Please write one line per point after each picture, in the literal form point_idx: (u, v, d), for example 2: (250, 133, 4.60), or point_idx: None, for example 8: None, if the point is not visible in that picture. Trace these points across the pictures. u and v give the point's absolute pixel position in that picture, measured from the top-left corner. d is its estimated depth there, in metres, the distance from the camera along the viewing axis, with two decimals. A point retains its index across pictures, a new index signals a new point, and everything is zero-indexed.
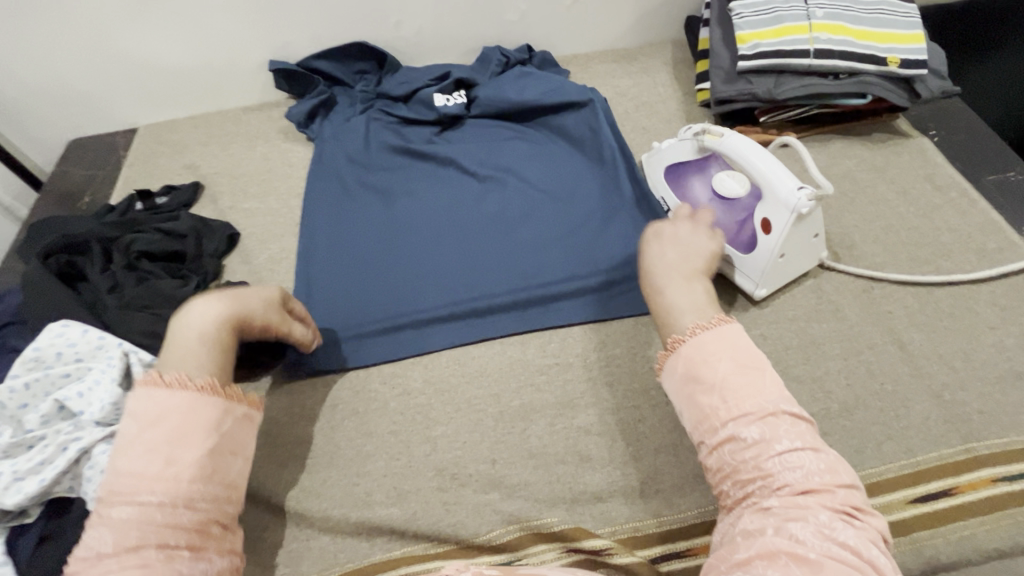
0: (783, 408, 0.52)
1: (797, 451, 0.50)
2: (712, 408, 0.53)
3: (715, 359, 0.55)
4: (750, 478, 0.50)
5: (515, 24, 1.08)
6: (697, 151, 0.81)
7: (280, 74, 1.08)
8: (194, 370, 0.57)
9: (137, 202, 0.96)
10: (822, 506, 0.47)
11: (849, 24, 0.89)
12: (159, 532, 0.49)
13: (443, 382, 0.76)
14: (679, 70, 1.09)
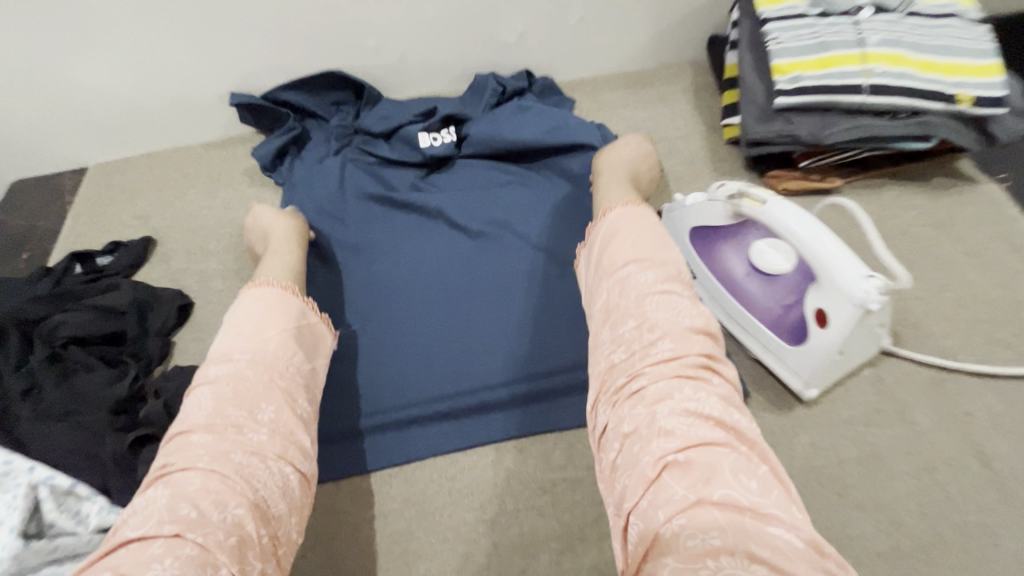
0: (665, 287, 0.54)
1: (665, 319, 0.52)
2: (615, 272, 0.58)
3: (621, 234, 0.61)
4: (629, 364, 0.51)
5: (511, 46, 0.93)
6: (731, 217, 0.66)
7: (242, 108, 0.93)
8: (257, 311, 0.61)
9: (75, 265, 0.83)
10: (681, 362, 0.49)
11: (908, 51, 0.74)
12: (236, 417, 0.51)
13: (428, 502, 0.63)
14: (701, 98, 0.95)
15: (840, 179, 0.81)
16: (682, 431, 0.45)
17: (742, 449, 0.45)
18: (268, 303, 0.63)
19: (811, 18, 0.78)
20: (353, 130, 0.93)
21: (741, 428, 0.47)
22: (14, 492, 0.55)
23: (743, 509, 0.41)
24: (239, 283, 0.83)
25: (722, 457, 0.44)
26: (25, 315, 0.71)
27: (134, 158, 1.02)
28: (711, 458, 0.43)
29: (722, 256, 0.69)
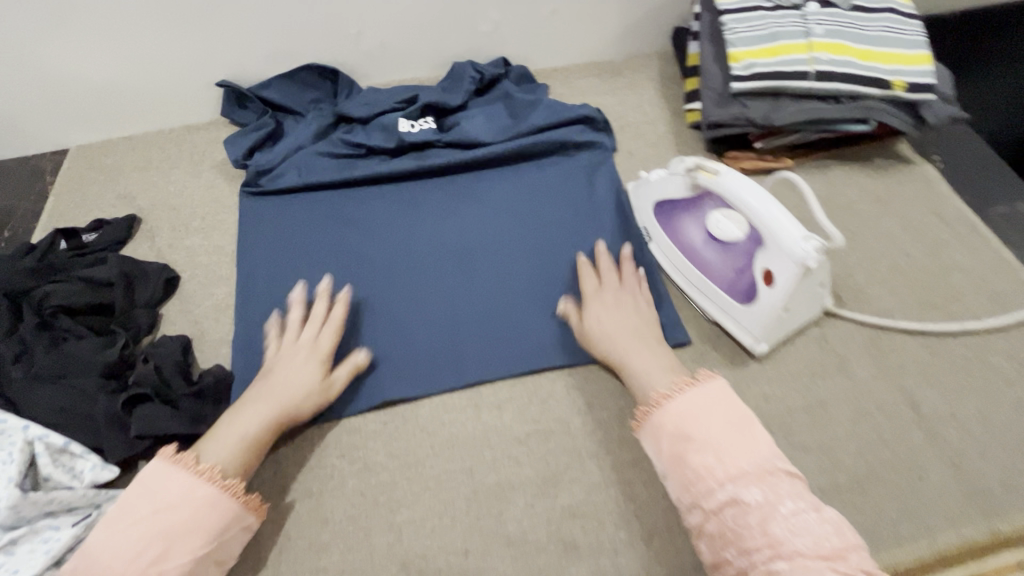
0: (779, 467, 0.52)
1: (801, 514, 0.49)
2: (701, 473, 0.52)
3: (698, 420, 0.55)
4: (755, 546, 0.48)
5: (488, 35, 0.98)
6: (689, 188, 0.72)
7: (229, 95, 0.98)
8: (217, 463, 0.57)
9: (60, 240, 0.84)
10: (840, 565, 0.46)
11: (850, 42, 0.81)
12: (146, 554, 0.51)
13: (410, 456, 0.68)
14: (667, 86, 1.01)
15: (790, 158, 0.88)
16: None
17: None
18: (191, 472, 0.56)
19: (763, 10, 0.84)
20: (334, 116, 0.95)
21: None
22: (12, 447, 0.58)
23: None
24: (224, 258, 0.86)
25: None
26: (15, 287, 0.74)
27: (117, 140, 1.03)
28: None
29: (682, 227, 0.75)
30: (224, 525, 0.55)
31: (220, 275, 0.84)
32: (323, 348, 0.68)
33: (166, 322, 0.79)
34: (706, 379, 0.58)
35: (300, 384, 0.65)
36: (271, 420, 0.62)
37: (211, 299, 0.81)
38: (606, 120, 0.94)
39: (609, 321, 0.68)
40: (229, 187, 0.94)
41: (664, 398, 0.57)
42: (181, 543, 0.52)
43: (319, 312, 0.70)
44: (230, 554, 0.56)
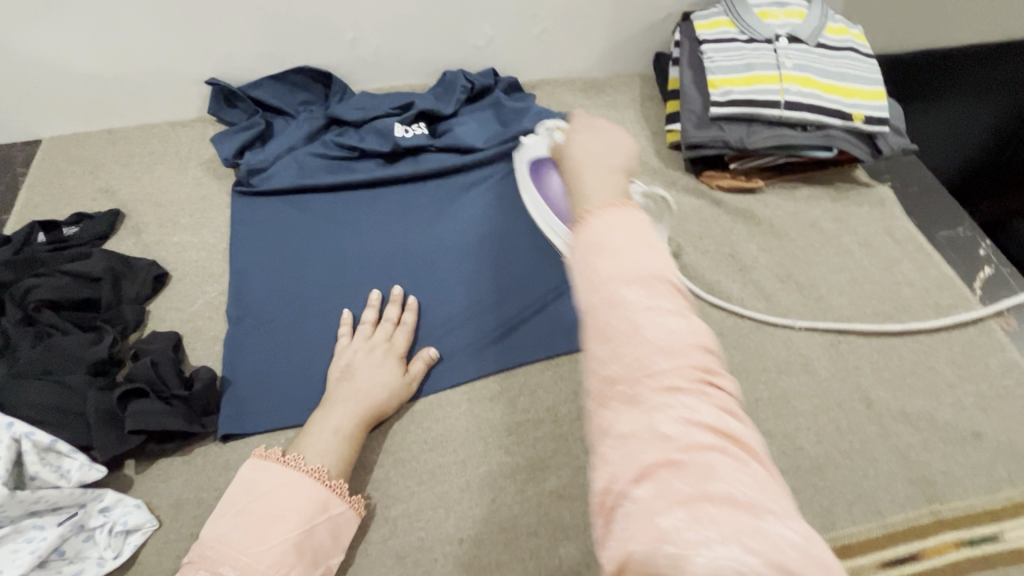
0: (668, 281, 0.43)
1: (671, 320, 0.41)
2: (604, 279, 0.43)
3: (612, 233, 0.45)
4: (633, 355, 0.39)
5: (481, 49, 1.01)
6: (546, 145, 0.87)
7: (218, 93, 0.96)
8: (312, 456, 0.62)
9: (39, 232, 0.81)
10: (684, 369, 0.39)
11: (816, 76, 0.89)
12: (242, 542, 0.55)
13: (405, 451, 0.69)
14: (648, 106, 1.06)
15: (761, 180, 0.95)
16: (683, 438, 0.36)
17: (733, 454, 0.37)
18: (282, 470, 0.60)
19: (739, 42, 0.92)
20: (326, 117, 0.95)
21: (741, 434, 0.38)
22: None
23: (749, 511, 0.33)
24: (215, 255, 0.84)
25: (715, 460, 0.36)
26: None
27: (93, 130, 0.99)
28: (709, 460, 0.35)
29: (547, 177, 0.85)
30: (313, 509, 0.58)
31: (210, 273, 0.83)
32: (397, 347, 0.73)
33: (153, 319, 0.78)
34: (615, 207, 0.47)
35: (382, 383, 0.70)
36: (363, 420, 0.67)
37: (203, 297, 0.80)
38: None
39: (619, 232, 0.45)
40: (220, 186, 0.92)
41: (587, 213, 0.47)
42: (277, 528, 0.56)
43: (391, 315, 0.76)
44: (332, 547, 0.59)
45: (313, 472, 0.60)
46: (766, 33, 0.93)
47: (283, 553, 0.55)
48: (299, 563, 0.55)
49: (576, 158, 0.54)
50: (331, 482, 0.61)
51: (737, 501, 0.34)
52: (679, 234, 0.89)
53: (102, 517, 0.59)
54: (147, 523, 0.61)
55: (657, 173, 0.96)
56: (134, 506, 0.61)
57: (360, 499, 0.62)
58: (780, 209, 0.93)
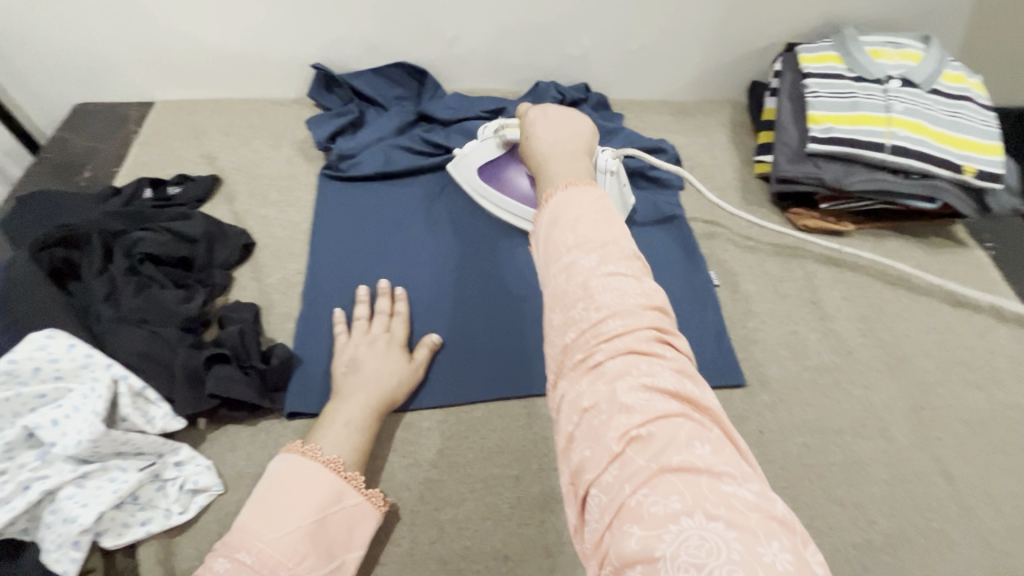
0: (625, 252, 0.45)
1: (620, 301, 0.42)
2: (565, 257, 0.45)
3: (579, 233, 0.46)
4: (585, 339, 0.41)
5: (575, 59, 1.01)
6: (502, 146, 0.84)
7: (319, 79, 0.99)
8: (329, 446, 0.62)
9: (146, 188, 0.86)
10: (661, 372, 0.39)
11: (927, 123, 0.85)
12: (257, 533, 0.54)
13: (459, 455, 0.69)
14: (738, 135, 1.03)
15: (852, 224, 0.90)
16: (639, 404, 0.38)
17: (696, 419, 0.38)
18: (300, 463, 0.59)
19: (847, 79, 0.89)
20: (416, 113, 0.98)
21: (696, 396, 0.39)
22: (98, 385, 0.60)
23: (700, 471, 0.35)
24: (298, 235, 0.87)
25: (680, 427, 0.37)
26: (109, 228, 0.76)
27: (199, 100, 1.04)
28: (671, 427, 0.37)
29: (509, 174, 0.86)
30: (329, 498, 0.58)
31: (292, 251, 0.85)
32: (398, 338, 0.74)
33: (234, 289, 0.80)
34: (581, 190, 0.49)
35: (390, 371, 0.70)
36: (371, 409, 0.66)
37: (283, 274, 0.83)
38: (677, 157, 0.96)
39: (588, 209, 0.47)
40: (310, 167, 0.95)
41: (552, 197, 0.50)
42: (293, 516, 0.55)
43: (383, 307, 0.76)
44: (347, 541, 0.58)
45: (329, 462, 0.60)
46: (876, 73, 0.89)
47: (299, 542, 0.54)
48: (312, 553, 0.55)
49: (551, 149, 0.57)
50: (347, 473, 0.60)
51: (694, 467, 0.35)
52: (759, 271, 0.86)
53: (174, 471, 0.62)
54: (213, 488, 0.63)
55: (742, 205, 0.93)
56: (203, 466, 0.63)
57: (377, 493, 0.61)
58: (869, 258, 0.89)
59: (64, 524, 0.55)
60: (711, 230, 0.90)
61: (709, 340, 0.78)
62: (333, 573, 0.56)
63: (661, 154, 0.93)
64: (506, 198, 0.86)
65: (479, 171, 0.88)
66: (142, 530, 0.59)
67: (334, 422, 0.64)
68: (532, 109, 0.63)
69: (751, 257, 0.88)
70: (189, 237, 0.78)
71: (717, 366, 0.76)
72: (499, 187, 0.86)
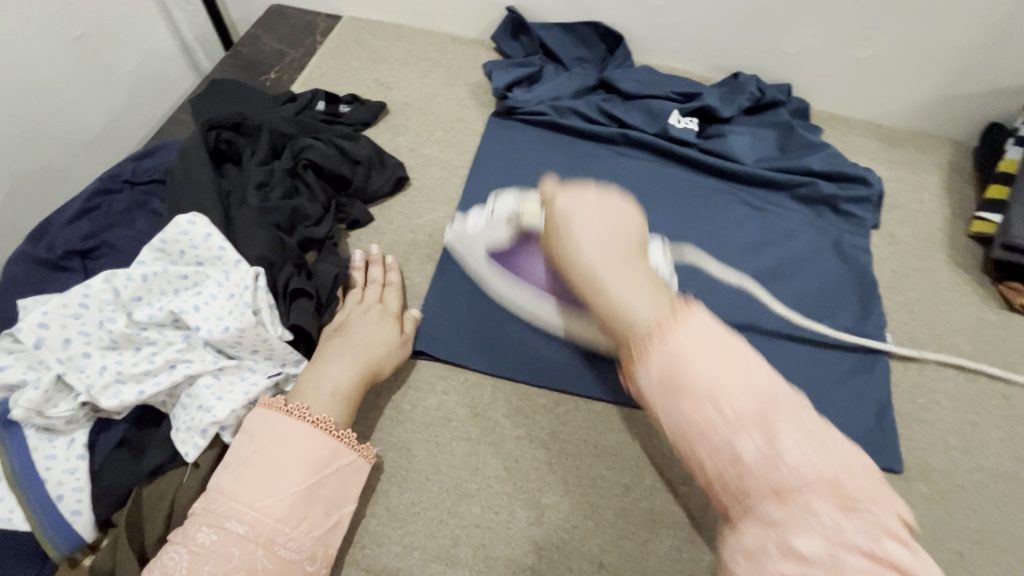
0: (778, 390, 0.37)
1: (785, 437, 0.35)
2: (696, 422, 0.37)
3: (691, 355, 0.38)
4: (733, 477, 0.36)
5: (788, 56, 0.90)
6: (513, 234, 0.66)
7: (507, 24, 0.96)
8: (315, 405, 0.58)
9: (321, 99, 0.87)
10: (812, 475, 0.34)
11: None
12: (246, 503, 0.52)
13: (570, 442, 0.66)
14: (953, 181, 0.89)
15: None
16: (788, 496, 0.34)
17: (867, 520, 0.34)
18: (283, 427, 0.56)
19: None
20: (598, 79, 0.92)
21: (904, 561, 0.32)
22: (232, 280, 0.62)
23: None
24: (454, 178, 0.85)
25: (847, 559, 0.32)
26: (282, 133, 0.77)
27: (385, 22, 1.04)
28: (841, 561, 0.32)
29: (528, 263, 0.67)
30: (320, 459, 0.56)
31: (445, 193, 0.84)
32: (392, 308, 0.69)
33: (382, 217, 0.80)
34: (677, 313, 0.41)
35: (381, 341, 0.65)
36: (359, 373, 0.61)
37: (432, 213, 0.82)
38: (879, 194, 0.84)
39: (693, 347, 0.39)
40: (479, 114, 0.93)
41: (658, 338, 0.40)
42: (281, 480, 0.54)
43: (376, 276, 0.71)
44: (342, 497, 0.57)
45: (316, 422, 0.56)
46: None
47: (291, 506, 0.53)
48: (308, 515, 0.54)
49: (591, 253, 0.47)
50: (338, 432, 0.57)
51: (876, 569, 0.32)
52: (945, 342, 0.75)
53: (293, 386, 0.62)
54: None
55: (939, 264, 0.81)
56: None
57: (367, 447, 0.59)
58: None
59: (199, 411, 0.56)
60: (899, 283, 0.79)
61: (869, 404, 0.69)
62: (333, 528, 0.55)
63: (867, 186, 0.83)
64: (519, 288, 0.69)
65: (488, 254, 0.70)
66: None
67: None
68: (558, 197, 0.53)
69: (940, 324, 0.76)
70: (353, 157, 0.78)
71: (872, 438, 0.67)
72: (513, 273, 0.69)
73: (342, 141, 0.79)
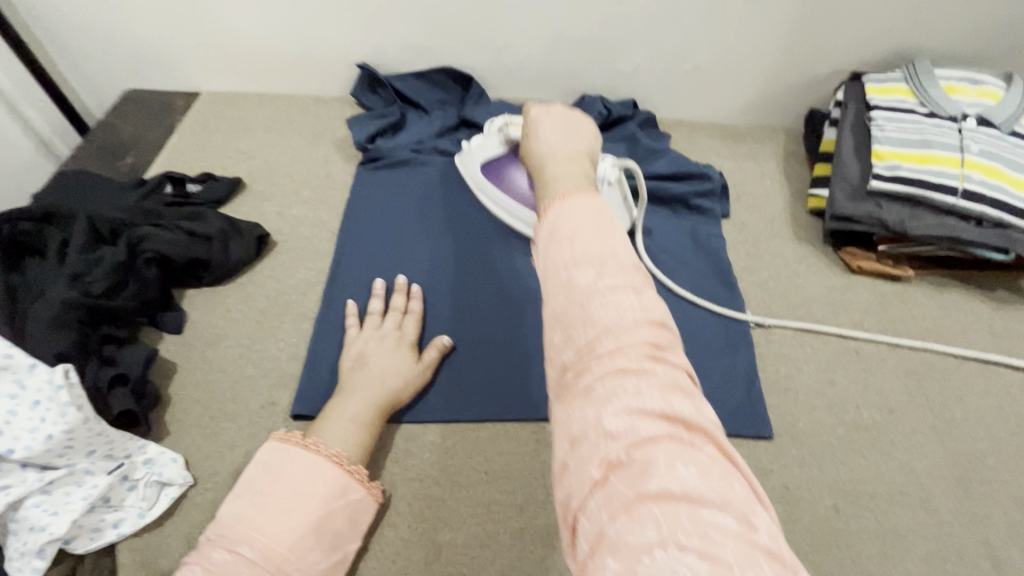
0: (632, 266, 0.38)
1: (626, 309, 0.35)
2: (571, 262, 0.38)
3: (569, 215, 0.41)
4: (590, 351, 0.35)
5: (625, 75, 0.98)
6: (503, 145, 0.83)
7: (363, 78, 0.99)
8: (332, 440, 0.60)
9: (167, 184, 0.85)
10: (631, 359, 0.34)
11: (1006, 167, 0.78)
12: (250, 533, 0.52)
13: (461, 475, 0.66)
14: (790, 165, 0.98)
15: (912, 270, 0.84)
16: (626, 428, 0.31)
17: (696, 450, 0.31)
18: (302, 462, 0.57)
19: (916, 115, 0.83)
20: (458, 118, 0.97)
21: (699, 423, 0.32)
22: (29, 387, 0.54)
23: (683, 503, 0.28)
24: (326, 234, 0.86)
25: (658, 455, 0.30)
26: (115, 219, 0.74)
27: (245, 94, 1.05)
28: (652, 454, 0.30)
29: (509, 172, 0.84)
30: (332, 492, 0.56)
31: (317, 250, 0.84)
32: (408, 336, 0.72)
33: (254, 283, 0.80)
34: (575, 193, 0.43)
35: (396, 370, 0.68)
36: (375, 405, 0.65)
37: (304, 272, 0.82)
38: (723, 185, 0.92)
39: (580, 218, 0.40)
40: (346, 167, 0.95)
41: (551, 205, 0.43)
42: (297, 510, 0.54)
43: (398, 304, 0.75)
44: (346, 535, 0.57)
45: (332, 457, 0.58)
46: (952, 110, 0.82)
47: (303, 535, 0.53)
48: (316, 548, 0.54)
49: (552, 156, 0.49)
50: (350, 467, 0.59)
51: (671, 496, 0.29)
52: (798, 311, 0.81)
53: (143, 470, 0.61)
54: (182, 480, 0.62)
55: (786, 241, 0.89)
56: (171, 460, 0.62)
57: (378, 489, 0.60)
58: (921, 306, 0.82)
59: (32, 533, 0.53)
60: (753, 264, 0.86)
61: (738, 382, 0.73)
62: (336, 564, 0.56)
63: (712, 180, 0.89)
64: (508, 198, 0.83)
65: (480, 168, 0.86)
66: (117, 532, 0.58)
67: (336, 418, 0.63)
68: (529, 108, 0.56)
69: (792, 294, 0.83)
70: (202, 236, 0.77)
71: (744, 413, 0.71)
72: (499, 184, 0.84)
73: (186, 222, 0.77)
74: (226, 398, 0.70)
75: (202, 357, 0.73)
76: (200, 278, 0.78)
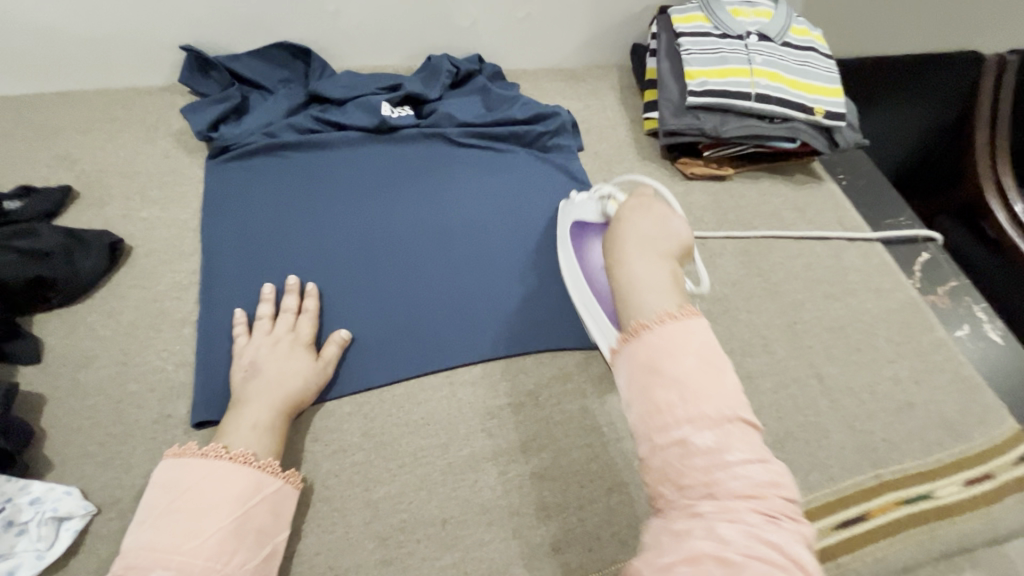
0: (739, 415, 0.46)
1: (750, 463, 0.44)
2: (666, 408, 0.46)
3: (672, 350, 0.48)
4: (692, 485, 0.43)
5: (464, 29, 1.02)
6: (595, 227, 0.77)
7: (190, 61, 0.93)
8: (231, 443, 0.59)
9: None
10: (729, 488, 0.42)
11: (783, 72, 0.95)
12: (166, 557, 0.50)
13: (383, 433, 0.69)
14: (625, 96, 1.10)
15: (732, 169, 1.00)
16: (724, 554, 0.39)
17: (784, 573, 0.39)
18: (202, 472, 0.55)
19: (712, 37, 0.97)
20: (307, 94, 0.95)
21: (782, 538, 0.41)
22: None
23: None
24: (187, 233, 0.81)
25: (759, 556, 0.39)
26: None
27: (47, 95, 0.92)
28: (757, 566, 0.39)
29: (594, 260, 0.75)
30: (245, 492, 0.56)
31: (182, 251, 0.79)
32: (304, 337, 0.71)
33: (115, 297, 0.74)
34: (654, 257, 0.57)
35: (294, 372, 0.67)
36: (280, 408, 0.64)
37: (172, 277, 0.77)
38: (572, 122, 1.01)
39: (691, 373, 0.47)
40: (193, 160, 0.89)
41: (622, 258, 0.58)
42: (209, 520, 0.53)
43: (290, 305, 0.73)
44: (274, 525, 0.57)
45: (237, 457, 0.57)
46: (737, 30, 0.98)
47: (222, 542, 0.52)
48: (242, 547, 0.53)
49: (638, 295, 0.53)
50: (259, 463, 0.58)
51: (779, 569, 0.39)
52: None
53: (31, 511, 0.55)
54: (83, 510, 0.57)
55: (633, 162, 1.01)
56: (64, 493, 0.57)
57: (296, 474, 0.60)
58: (744, 197, 0.99)
59: None
60: None
61: None
62: (268, 559, 0.55)
63: (560, 114, 0.98)
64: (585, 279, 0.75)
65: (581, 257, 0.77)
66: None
67: (237, 426, 0.61)
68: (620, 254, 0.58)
69: None
70: (40, 253, 0.69)
71: None
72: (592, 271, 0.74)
73: (14, 241, 0.69)
74: (113, 420, 0.65)
75: (73, 383, 0.67)
76: (47, 301, 0.71)
